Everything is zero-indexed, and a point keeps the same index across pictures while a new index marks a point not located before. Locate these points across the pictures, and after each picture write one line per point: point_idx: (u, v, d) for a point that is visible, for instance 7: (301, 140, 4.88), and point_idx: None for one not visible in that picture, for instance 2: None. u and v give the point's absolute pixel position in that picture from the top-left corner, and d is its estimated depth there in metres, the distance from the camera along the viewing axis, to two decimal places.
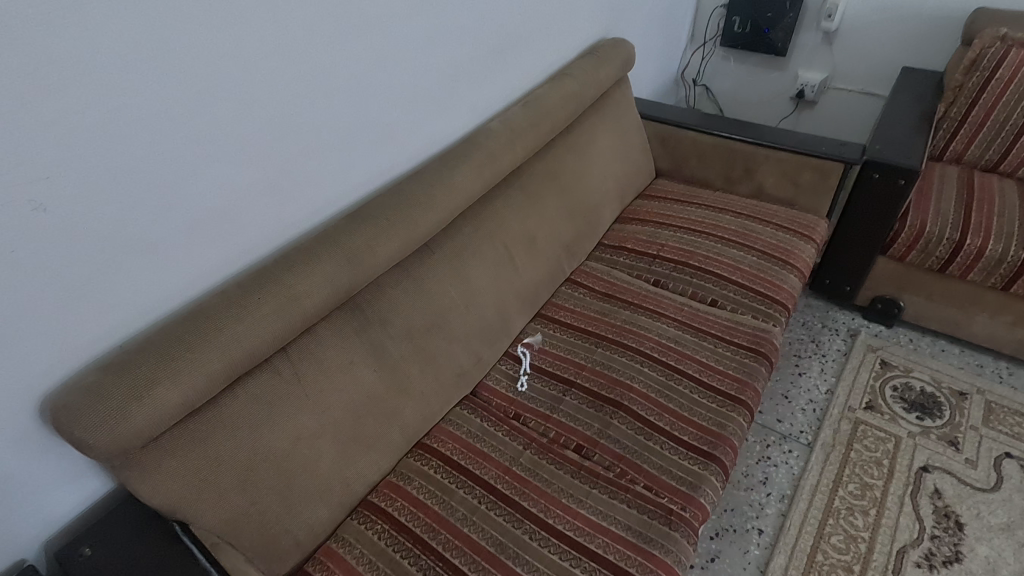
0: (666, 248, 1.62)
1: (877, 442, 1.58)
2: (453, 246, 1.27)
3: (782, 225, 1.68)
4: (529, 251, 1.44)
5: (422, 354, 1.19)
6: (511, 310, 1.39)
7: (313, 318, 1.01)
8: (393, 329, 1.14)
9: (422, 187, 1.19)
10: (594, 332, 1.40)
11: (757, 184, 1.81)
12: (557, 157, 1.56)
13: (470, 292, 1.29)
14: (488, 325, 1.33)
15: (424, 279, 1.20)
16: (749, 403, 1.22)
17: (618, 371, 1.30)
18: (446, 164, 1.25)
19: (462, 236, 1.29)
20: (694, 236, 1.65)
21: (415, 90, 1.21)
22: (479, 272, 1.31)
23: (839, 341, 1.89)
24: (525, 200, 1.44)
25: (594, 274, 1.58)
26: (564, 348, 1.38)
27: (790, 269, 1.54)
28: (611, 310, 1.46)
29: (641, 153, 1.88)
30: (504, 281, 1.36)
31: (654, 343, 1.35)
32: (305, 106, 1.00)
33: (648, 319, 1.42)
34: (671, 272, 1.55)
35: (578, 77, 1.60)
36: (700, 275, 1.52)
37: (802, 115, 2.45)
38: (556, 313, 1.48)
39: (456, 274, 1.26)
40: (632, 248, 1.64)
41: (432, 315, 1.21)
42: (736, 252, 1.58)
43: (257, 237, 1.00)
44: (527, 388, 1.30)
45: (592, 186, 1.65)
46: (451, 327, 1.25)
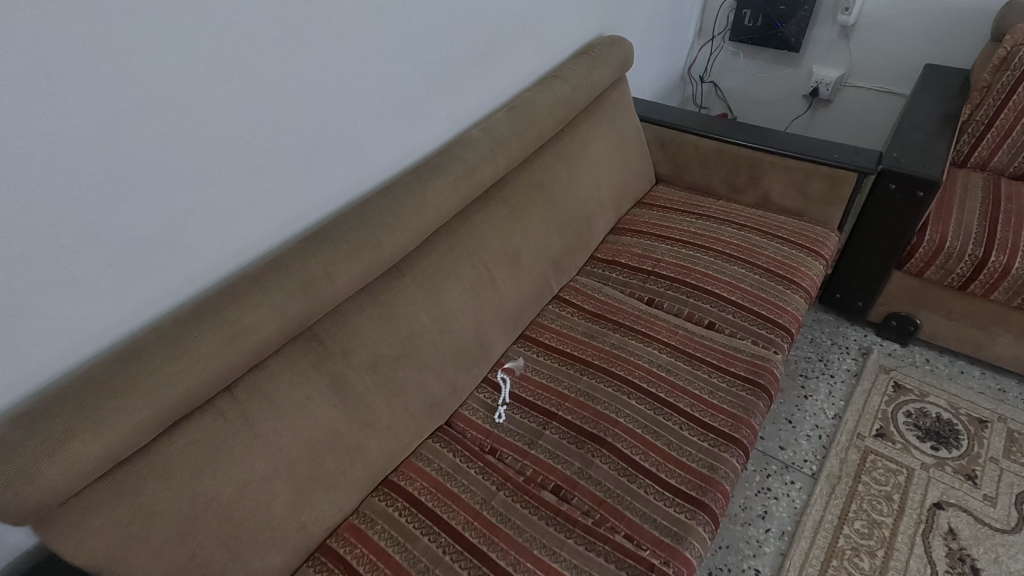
0: (662, 263, 1.51)
1: (887, 475, 1.48)
2: (427, 267, 1.18)
3: (789, 238, 1.56)
4: (512, 269, 1.34)
5: (389, 385, 1.10)
6: (490, 333, 1.29)
7: (262, 353, 0.92)
8: (355, 360, 1.06)
9: (388, 206, 1.10)
10: (581, 357, 1.31)
11: (763, 193, 1.69)
12: (546, 166, 1.46)
13: (445, 316, 1.19)
14: (465, 351, 1.23)
15: (393, 304, 1.11)
16: (745, 442, 1.12)
17: (603, 403, 1.20)
18: (419, 179, 1.16)
19: (436, 256, 1.20)
20: (693, 250, 1.54)
21: (384, 99, 1.12)
22: (455, 294, 1.22)
23: (849, 360, 1.77)
24: (509, 214, 1.35)
25: (585, 292, 1.48)
26: (547, 375, 1.29)
27: (795, 288, 1.42)
28: (599, 333, 1.36)
29: (639, 158, 1.76)
30: (483, 302, 1.27)
31: (644, 372, 1.25)
32: (255, 122, 0.90)
33: (639, 343, 1.32)
34: (666, 291, 1.44)
35: (569, 79, 1.49)
36: (697, 295, 1.42)
37: (816, 115, 2.31)
38: (540, 335, 1.39)
39: (428, 298, 1.17)
40: (626, 263, 1.54)
41: (400, 343, 1.12)
42: (737, 268, 1.47)
43: (202, 266, 0.92)
44: (505, 419, 1.21)
45: (585, 197, 1.55)
46: (423, 355, 1.16)
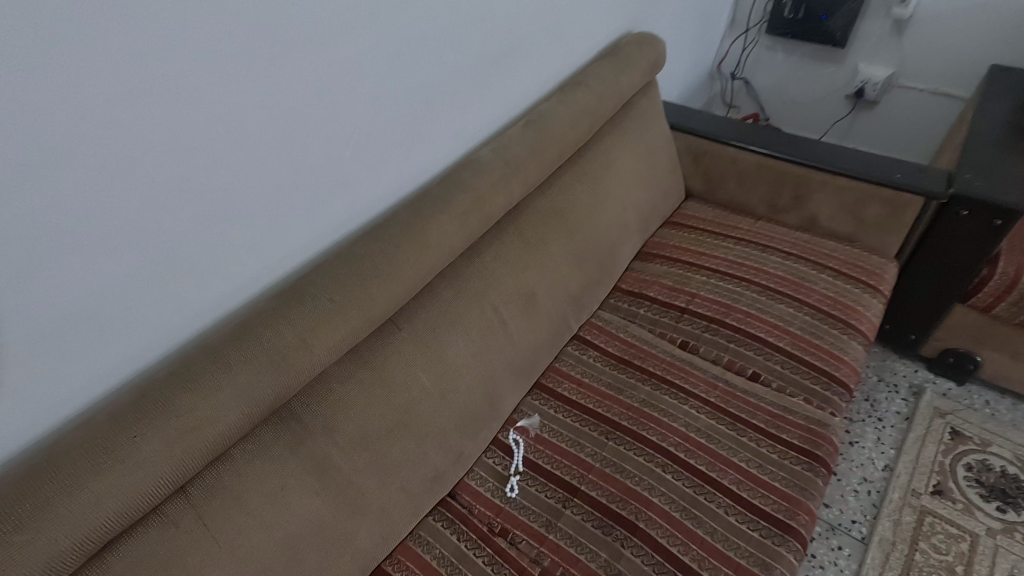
0: (697, 299, 1.32)
1: (949, 542, 1.30)
2: (427, 319, 1.00)
3: (841, 270, 1.37)
4: (527, 313, 1.16)
5: (383, 463, 0.93)
6: (501, 388, 1.11)
7: (224, 444, 0.74)
8: (341, 438, 0.88)
9: (381, 249, 0.91)
10: (605, 416, 1.13)
11: (809, 215, 1.50)
12: (565, 188, 1.26)
13: (448, 375, 1.02)
14: (472, 413, 1.06)
15: (387, 366, 0.94)
16: (804, 533, 0.94)
17: (633, 476, 1.03)
18: (417, 214, 0.98)
19: (438, 304, 1.02)
20: (732, 283, 1.35)
21: (378, 119, 0.94)
22: (461, 348, 1.04)
23: (898, 400, 1.59)
24: (524, 248, 1.16)
25: (609, 332, 1.30)
26: (567, 437, 1.11)
27: (852, 333, 1.23)
28: (626, 384, 1.19)
29: (668, 172, 1.57)
30: (493, 353, 1.09)
31: (679, 437, 1.08)
32: (209, 160, 0.72)
33: (672, 399, 1.15)
34: (702, 334, 1.26)
35: (595, 85, 1.29)
36: (738, 340, 1.23)
37: (859, 117, 2.09)
38: (558, 384, 1.21)
39: (429, 356, 0.99)
40: (656, 298, 1.35)
41: (395, 413, 0.94)
42: (784, 307, 1.28)
43: (146, 337, 0.74)
44: (518, 494, 1.04)
45: (609, 222, 1.35)
46: (423, 423, 0.98)
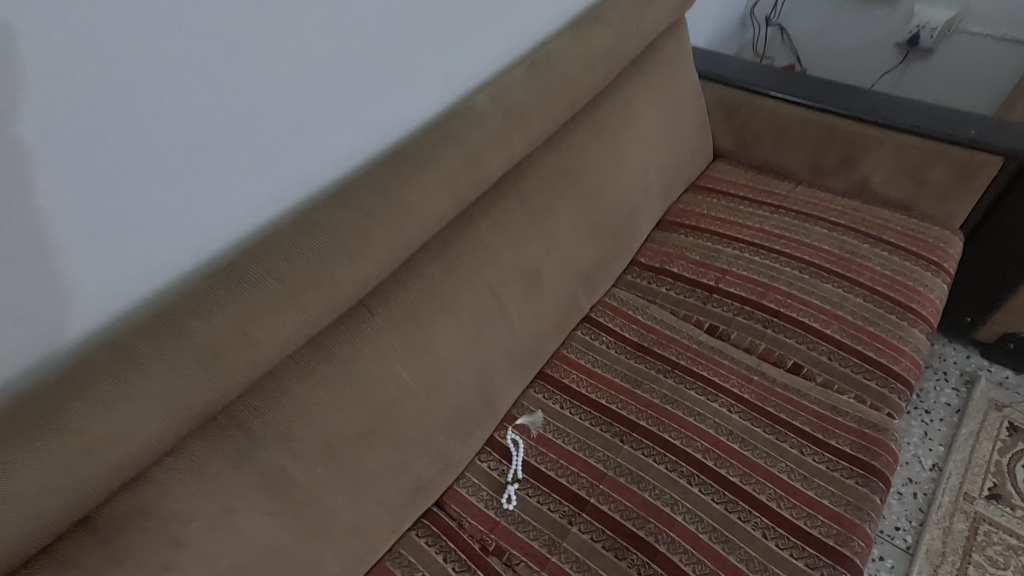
0: (729, 277, 1.14)
1: (1007, 554, 1.15)
2: (407, 301, 0.82)
3: (897, 244, 1.17)
4: (529, 294, 0.98)
5: (351, 475, 0.77)
6: (498, 381, 0.95)
7: (140, 464, 0.59)
8: (300, 448, 0.72)
9: (347, 217, 0.74)
10: (620, 414, 0.97)
11: (859, 178, 1.29)
12: (577, 145, 1.07)
13: (434, 369, 0.85)
14: (463, 411, 0.90)
15: (357, 359, 0.77)
16: (859, 563, 0.79)
17: (652, 488, 0.87)
18: (394, 174, 0.80)
19: (420, 284, 0.84)
20: (770, 258, 1.16)
21: (343, 54, 0.75)
22: (450, 336, 0.87)
23: (947, 390, 1.41)
24: (526, 216, 0.98)
25: (625, 314, 1.12)
26: (575, 439, 0.95)
27: (913, 319, 1.05)
28: (645, 377, 1.02)
29: (696, 128, 1.36)
30: (489, 341, 0.92)
31: (708, 441, 0.91)
32: (101, 92, 0.55)
33: (699, 395, 0.98)
34: (734, 318, 1.08)
35: (615, 21, 1.08)
36: (777, 326, 1.06)
37: (909, 69, 1.85)
38: (566, 376, 1.04)
39: (410, 347, 0.82)
40: (680, 275, 1.17)
41: (367, 415, 0.78)
42: (832, 287, 1.09)
43: (28, 329, 0.58)
44: (516, 506, 0.89)
45: (628, 185, 1.16)
46: (403, 426, 0.82)
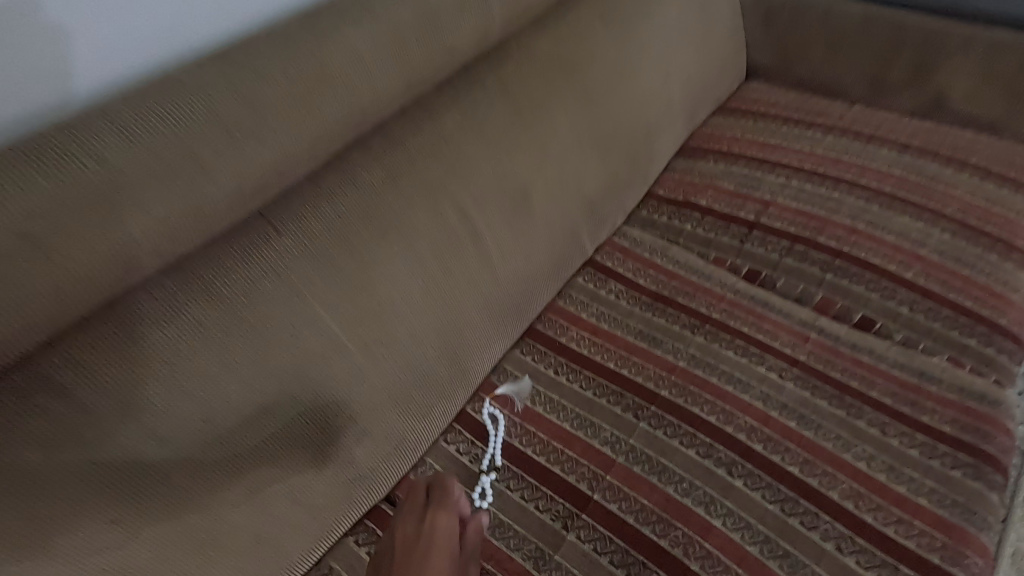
0: (773, 210, 0.88)
1: None
2: (333, 219, 0.57)
3: (990, 170, 0.92)
4: (513, 222, 0.73)
5: (250, 464, 0.54)
6: (471, 338, 0.71)
7: None
8: (162, 426, 0.49)
9: (227, 77, 0.49)
10: (635, 382, 0.73)
11: (933, 93, 1.03)
12: (578, 30, 0.81)
13: (374, 316, 0.60)
14: (420, 377, 0.66)
15: (254, 298, 0.53)
16: None
17: (679, 481, 0.64)
18: (309, 29, 0.54)
19: (354, 196, 0.59)
20: (827, 185, 0.90)
21: None
22: (398, 272, 0.62)
23: None
24: (511, 117, 0.72)
25: (639, 257, 0.88)
26: (574, 415, 0.71)
27: (1019, 260, 0.80)
28: (666, 335, 0.77)
29: (728, 31, 1.09)
30: (459, 282, 0.68)
31: (754, 418, 0.67)
32: None
33: (740, 357, 0.73)
34: (782, 261, 0.83)
35: None
36: (839, 269, 0.81)
37: None
38: (562, 334, 0.80)
39: (338, 283, 0.57)
40: (709, 208, 0.92)
41: (272, 379, 0.54)
42: (910, 220, 0.84)
43: None
44: (493, 504, 0.66)
45: (644, 91, 0.90)
46: (329, 396, 0.58)
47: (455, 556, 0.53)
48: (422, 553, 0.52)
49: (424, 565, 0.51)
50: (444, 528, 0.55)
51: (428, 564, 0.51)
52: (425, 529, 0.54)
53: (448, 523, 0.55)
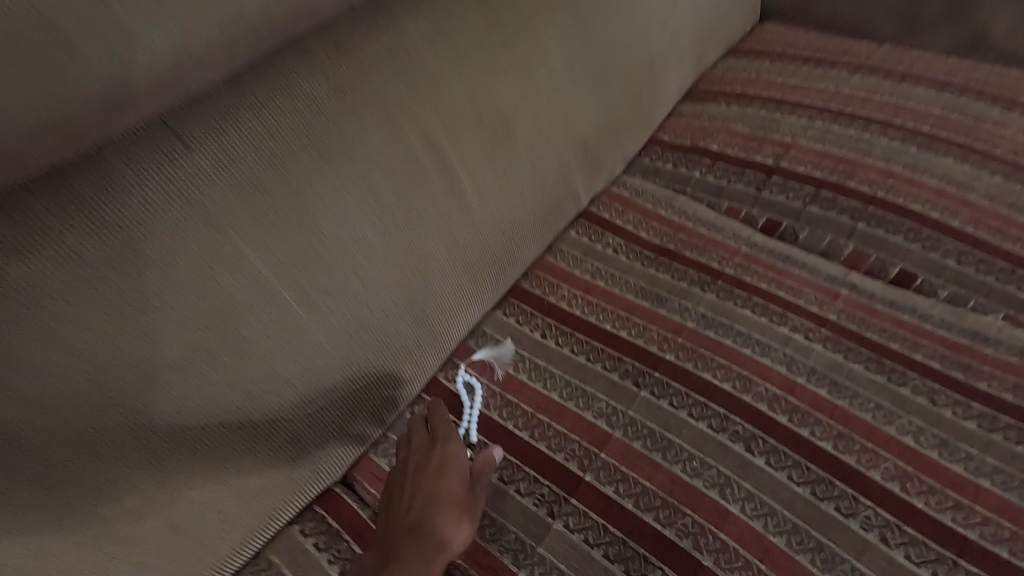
0: (795, 153, 0.77)
1: None
2: (261, 135, 0.46)
3: None
4: (492, 157, 0.62)
5: (153, 436, 0.44)
6: (442, 292, 0.60)
7: None
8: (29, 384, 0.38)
9: None
10: (635, 346, 0.62)
11: (976, 25, 0.91)
12: None
13: (314, 259, 0.49)
14: (379, 336, 0.55)
15: (153, 228, 0.42)
16: None
17: (688, 459, 0.54)
18: None
19: (290, 109, 0.47)
20: (856, 126, 0.79)
21: None
22: (347, 206, 0.50)
23: None
24: (489, 31, 0.61)
25: (641, 207, 0.76)
26: (563, 383, 0.61)
27: None
28: (672, 292, 0.66)
29: None
30: (426, 223, 0.57)
31: (777, 385, 0.57)
32: None
33: (758, 316, 0.63)
34: (805, 209, 0.72)
35: None
36: (873, 218, 0.69)
37: None
38: (551, 292, 0.68)
39: (268, 215, 0.46)
40: (721, 153, 0.80)
41: (178, 331, 0.43)
42: (955, 162, 0.72)
43: None
44: None
45: (647, 16, 0.78)
46: (259, 354, 0.48)
47: (467, 477, 0.52)
48: (431, 476, 0.52)
49: (433, 487, 0.51)
50: (454, 449, 0.53)
51: (437, 486, 0.51)
52: (434, 452, 0.53)
53: (457, 446, 0.53)
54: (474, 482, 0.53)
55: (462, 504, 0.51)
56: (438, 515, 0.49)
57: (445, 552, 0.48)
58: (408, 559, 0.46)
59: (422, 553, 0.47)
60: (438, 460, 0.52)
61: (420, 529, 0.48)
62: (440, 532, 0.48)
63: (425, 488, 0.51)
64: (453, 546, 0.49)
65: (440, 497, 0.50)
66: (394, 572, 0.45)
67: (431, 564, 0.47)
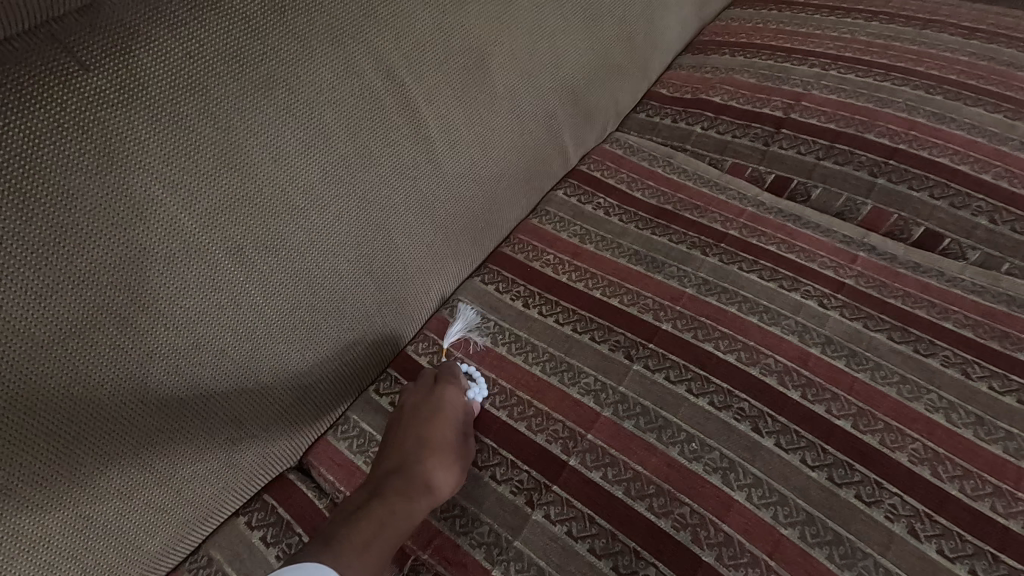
0: (807, 104, 0.69)
1: None
2: (179, 56, 0.40)
3: None
4: (463, 97, 0.55)
5: (48, 410, 0.37)
6: (408, 252, 0.54)
7: None
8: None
9: None
10: (627, 314, 0.55)
11: None
12: None
13: (244, 205, 0.43)
14: (333, 296, 0.49)
15: (43, 165, 0.36)
16: None
17: (686, 441, 0.47)
18: None
19: (219, 28, 0.42)
20: (875, 74, 0.71)
21: None
22: (287, 146, 0.45)
23: None
24: None
25: (636, 164, 0.69)
26: (546, 356, 0.54)
27: None
28: (669, 256, 0.59)
29: None
30: (384, 173, 0.51)
31: (789, 357, 0.50)
32: None
33: (766, 282, 0.56)
34: (817, 165, 0.65)
35: None
36: (894, 172, 0.62)
37: None
38: (535, 258, 0.61)
39: (190, 158, 0.41)
40: (725, 106, 0.72)
41: (74, 285, 0.37)
42: (986, 111, 0.65)
43: None
44: None
45: None
46: (185, 317, 0.42)
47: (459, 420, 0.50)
48: (425, 421, 0.49)
49: (425, 432, 0.49)
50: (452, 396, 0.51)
51: (427, 427, 0.49)
52: (428, 394, 0.51)
53: (453, 390, 0.51)
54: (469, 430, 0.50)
55: (451, 447, 0.48)
56: (425, 456, 0.47)
57: (430, 493, 0.46)
58: (390, 499, 0.45)
59: (405, 495, 0.45)
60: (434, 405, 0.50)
61: (406, 471, 0.47)
62: (427, 475, 0.46)
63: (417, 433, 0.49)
64: (440, 488, 0.46)
65: (430, 442, 0.48)
66: (373, 511, 0.44)
67: (414, 506, 0.45)
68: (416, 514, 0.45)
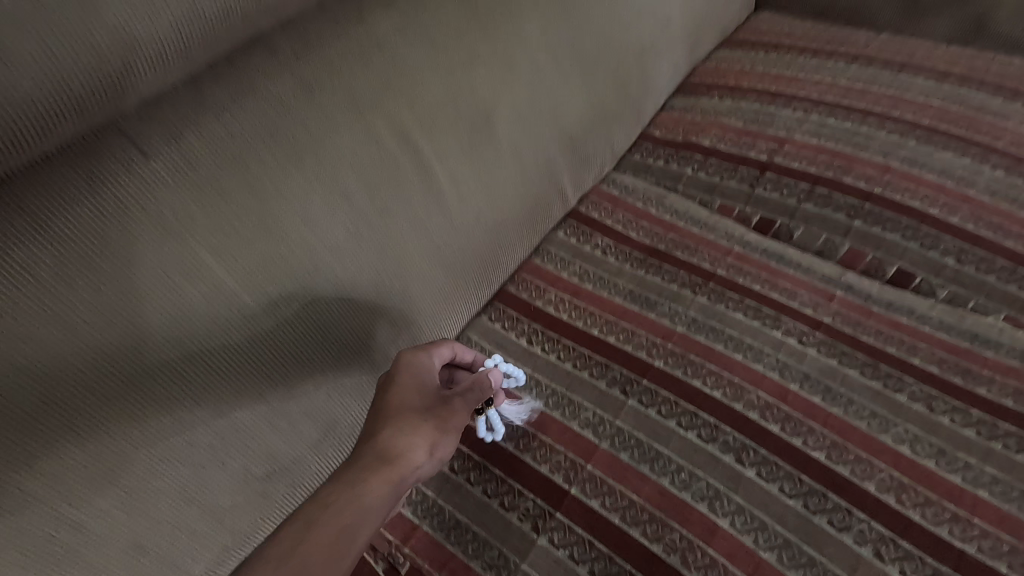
0: (789, 148, 0.75)
1: None
2: (222, 138, 0.46)
3: None
4: (471, 154, 0.60)
5: (112, 452, 0.42)
6: (422, 297, 0.59)
7: None
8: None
9: None
10: (623, 350, 0.60)
11: None
12: None
13: (279, 265, 0.49)
14: (356, 340, 0.54)
15: (110, 242, 0.41)
16: None
17: (676, 471, 0.52)
18: None
19: (256, 112, 0.47)
20: (853, 119, 0.76)
21: None
22: (315, 210, 0.50)
23: None
24: (465, 22, 0.59)
25: (630, 205, 0.74)
26: (548, 391, 0.59)
27: None
28: (662, 295, 0.64)
29: None
30: (400, 229, 0.56)
31: (769, 393, 0.55)
32: None
33: (751, 320, 0.61)
34: (799, 207, 0.70)
35: None
36: (870, 215, 0.67)
37: None
38: (538, 297, 0.66)
39: (233, 228, 0.46)
40: (713, 148, 0.78)
41: (137, 342, 0.42)
42: (955, 155, 0.70)
43: None
44: (448, 500, 0.54)
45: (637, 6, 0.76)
46: (228, 366, 0.47)
47: (423, 390, 0.48)
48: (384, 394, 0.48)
49: (384, 404, 0.47)
50: (411, 371, 0.49)
51: (385, 399, 0.47)
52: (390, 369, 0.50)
53: (413, 358, 0.50)
54: (435, 403, 0.48)
55: (413, 415, 0.46)
56: (381, 427, 0.46)
57: (390, 462, 0.44)
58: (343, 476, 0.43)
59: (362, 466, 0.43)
60: (389, 380, 0.48)
61: (362, 447, 0.45)
62: (381, 448, 0.44)
63: (374, 411, 0.47)
64: (401, 455, 0.44)
65: (388, 413, 0.46)
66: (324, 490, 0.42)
67: (373, 475, 0.43)
68: (374, 482, 0.42)
